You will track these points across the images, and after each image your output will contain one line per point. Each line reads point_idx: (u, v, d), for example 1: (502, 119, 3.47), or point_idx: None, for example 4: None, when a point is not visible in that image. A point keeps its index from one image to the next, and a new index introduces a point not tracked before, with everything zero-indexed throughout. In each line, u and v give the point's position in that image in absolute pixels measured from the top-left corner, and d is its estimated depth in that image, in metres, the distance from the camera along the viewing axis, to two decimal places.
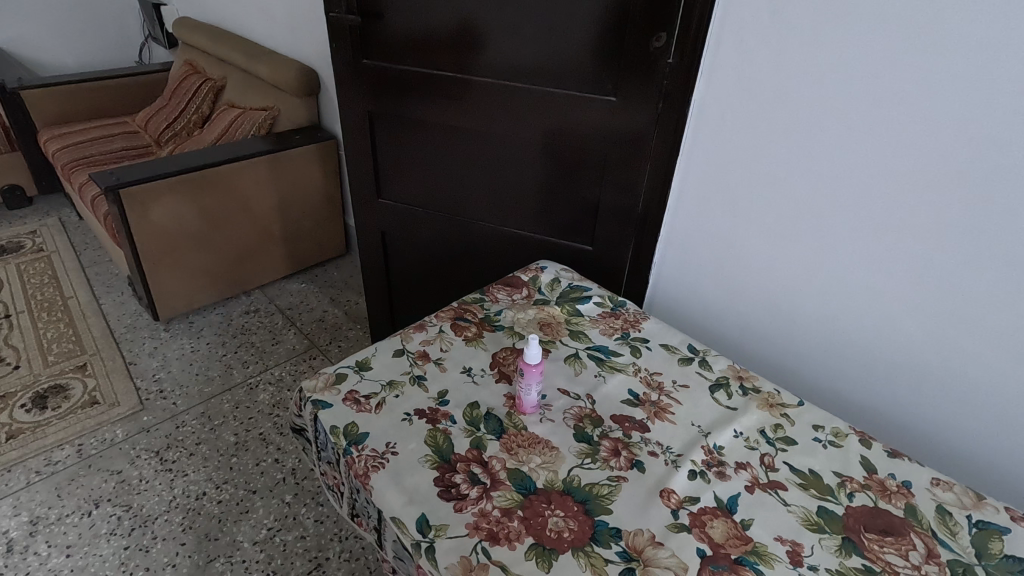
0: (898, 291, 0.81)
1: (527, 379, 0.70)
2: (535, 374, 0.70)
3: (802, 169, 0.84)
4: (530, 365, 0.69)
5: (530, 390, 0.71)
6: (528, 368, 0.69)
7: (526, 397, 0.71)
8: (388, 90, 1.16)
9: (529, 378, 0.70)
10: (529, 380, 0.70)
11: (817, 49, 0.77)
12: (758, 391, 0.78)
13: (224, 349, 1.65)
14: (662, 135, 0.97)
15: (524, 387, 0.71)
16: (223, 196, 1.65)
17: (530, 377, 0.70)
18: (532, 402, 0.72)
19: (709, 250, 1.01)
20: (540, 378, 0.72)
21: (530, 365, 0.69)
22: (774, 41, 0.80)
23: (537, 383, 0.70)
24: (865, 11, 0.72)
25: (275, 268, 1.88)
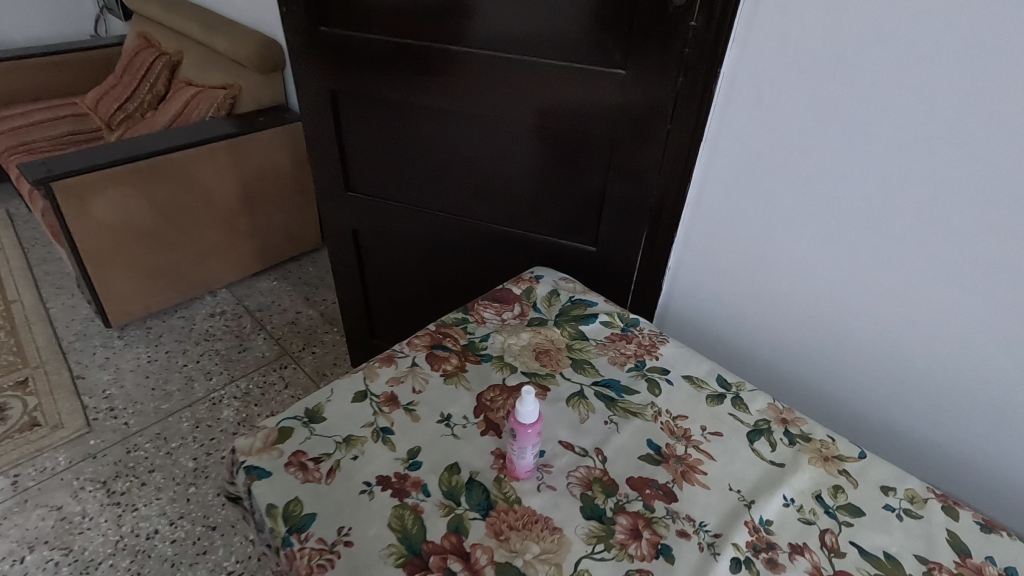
0: (980, 309, 0.65)
1: (521, 442, 0.54)
2: (530, 437, 0.54)
3: (864, 159, 0.67)
4: (525, 426, 0.54)
5: (524, 454, 0.55)
6: (522, 429, 0.54)
7: (519, 461, 0.56)
8: (352, 65, 0.97)
9: (523, 441, 0.54)
10: (523, 444, 0.54)
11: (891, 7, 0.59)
12: (809, 440, 0.62)
13: (185, 358, 1.49)
14: (683, 116, 0.79)
15: (517, 450, 0.55)
16: (178, 187, 1.46)
17: (524, 439, 0.54)
18: (527, 468, 0.56)
19: (737, 252, 0.85)
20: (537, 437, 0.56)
21: (524, 425, 0.54)
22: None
23: (533, 446, 0.55)
24: None
25: (243, 265, 1.70)
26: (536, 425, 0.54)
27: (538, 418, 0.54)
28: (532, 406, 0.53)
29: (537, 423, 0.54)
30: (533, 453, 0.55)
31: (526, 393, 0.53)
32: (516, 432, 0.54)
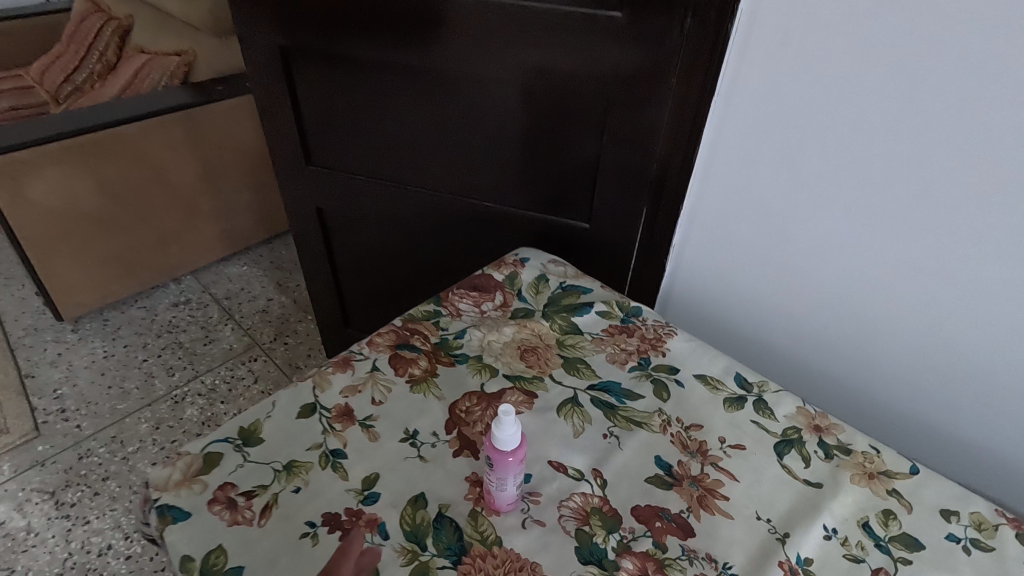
0: None
1: (499, 472, 0.44)
2: (511, 466, 0.43)
3: (918, 114, 0.54)
4: (503, 454, 0.43)
5: (505, 486, 0.45)
6: (500, 457, 0.43)
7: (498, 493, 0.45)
8: (300, 16, 0.83)
9: (503, 472, 0.44)
10: (502, 475, 0.44)
11: None
12: (849, 453, 0.52)
13: (145, 353, 1.37)
14: (690, 68, 0.65)
15: (496, 481, 0.45)
16: (127, 165, 1.32)
17: (503, 469, 0.44)
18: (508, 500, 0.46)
19: (753, 228, 0.72)
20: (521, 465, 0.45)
21: (503, 452, 0.43)
22: None
23: (515, 476, 0.44)
24: None
25: (208, 250, 1.56)
26: (517, 452, 0.44)
27: (519, 444, 0.43)
28: (513, 430, 0.43)
29: (518, 450, 0.44)
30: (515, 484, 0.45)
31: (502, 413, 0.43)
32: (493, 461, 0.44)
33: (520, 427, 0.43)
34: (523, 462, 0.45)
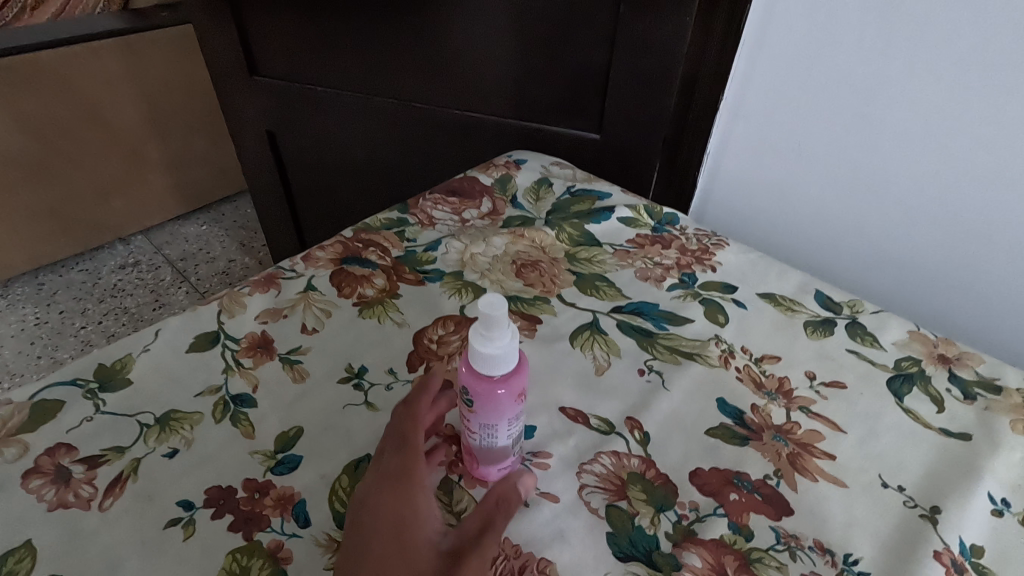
0: None
1: (484, 413, 0.27)
2: (502, 405, 0.27)
3: None
4: (490, 384, 0.27)
5: (495, 435, 0.28)
6: (484, 388, 0.27)
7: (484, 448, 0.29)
8: None
9: (491, 411, 0.27)
10: (490, 417, 0.28)
11: None
12: (999, 391, 0.35)
13: (83, 319, 1.19)
14: None
15: (480, 428, 0.28)
16: (54, 100, 1.14)
17: (489, 407, 0.27)
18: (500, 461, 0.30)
19: (822, 115, 0.53)
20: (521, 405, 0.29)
21: (490, 380, 0.27)
22: None
23: (510, 419, 0.28)
24: None
25: (159, 205, 1.38)
26: (513, 382, 0.27)
27: (516, 368, 0.27)
28: (507, 344, 0.26)
29: (515, 377, 0.27)
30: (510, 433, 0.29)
31: (484, 307, 0.26)
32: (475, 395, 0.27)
33: (518, 341, 0.27)
34: (521, 399, 0.28)
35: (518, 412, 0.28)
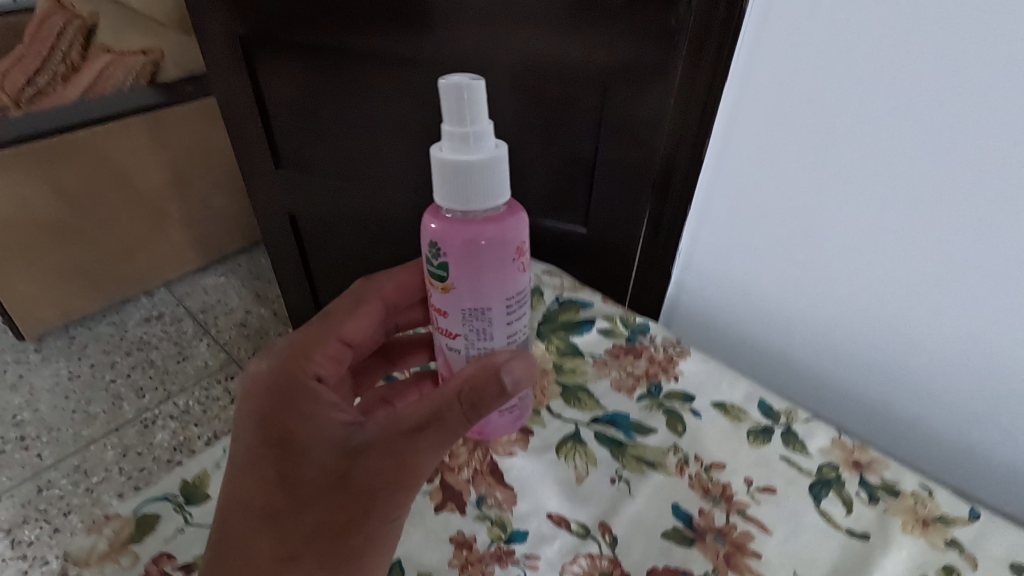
0: None
1: (472, 259, 0.38)
2: (463, 254, 0.38)
3: (963, 105, 0.46)
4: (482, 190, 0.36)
5: (493, 301, 0.40)
6: (455, 244, 0.38)
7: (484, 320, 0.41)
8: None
9: (482, 212, 0.37)
10: (480, 268, 0.38)
11: None
12: (897, 495, 0.44)
13: (112, 373, 1.28)
14: (699, 64, 0.58)
15: (472, 287, 0.39)
16: (88, 172, 1.23)
17: (459, 257, 0.38)
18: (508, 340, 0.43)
19: (770, 231, 0.62)
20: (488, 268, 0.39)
21: (473, 221, 0.37)
22: None
23: (506, 280, 0.39)
24: None
25: (181, 259, 1.48)
26: (480, 235, 0.37)
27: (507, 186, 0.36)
28: (483, 137, 0.35)
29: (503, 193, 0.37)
30: (509, 299, 0.41)
31: (446, 89, 0.34)
32: (463, 206, 0.36)
33: (487, 153, 0.35)
34: (485, 250, 0.38)
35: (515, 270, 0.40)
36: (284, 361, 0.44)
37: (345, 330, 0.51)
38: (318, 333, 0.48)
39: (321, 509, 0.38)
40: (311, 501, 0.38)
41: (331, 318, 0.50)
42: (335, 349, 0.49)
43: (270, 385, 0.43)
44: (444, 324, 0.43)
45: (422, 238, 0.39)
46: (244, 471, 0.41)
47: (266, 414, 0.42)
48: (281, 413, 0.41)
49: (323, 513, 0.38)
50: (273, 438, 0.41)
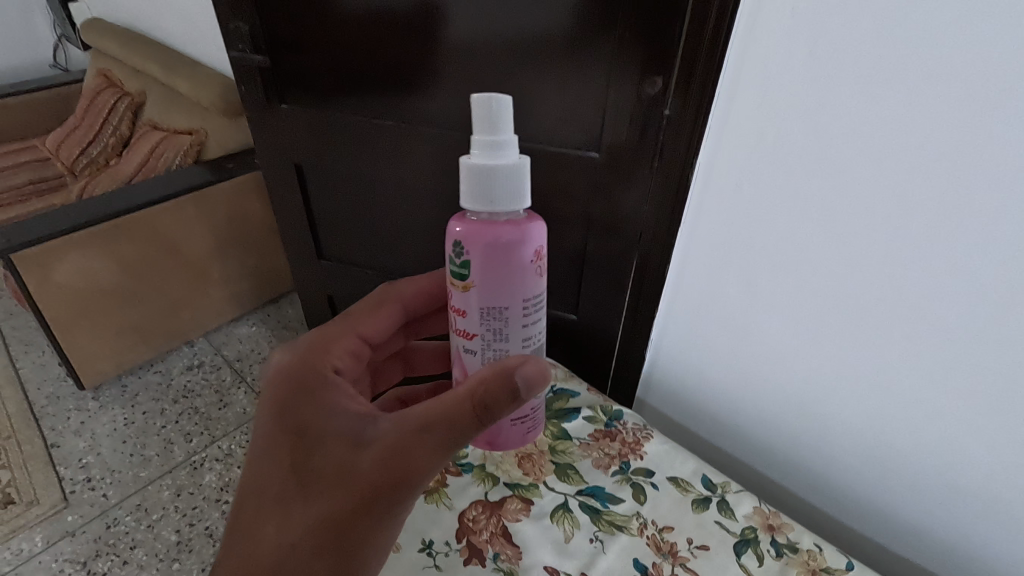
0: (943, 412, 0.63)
1: (490, 254, 0.49)
2: (478, 245, 0.49)
3: (843, 270, 0.64)
4: (506, 185, 0.47)
5: (509, 298, 0.51)
6: (472, 238, 0.49)
7: (500, 315, 0.52)
8: (306, 140, 1.03)
9: (508, 206, 0.48)
10: (497, 263, 0.50)
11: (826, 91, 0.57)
12: (797, 551, 0.62)
13: (163, 419, 1.45)
14: (660, 211, 0.76)
15: (489, 283, 0.51)
16: (146, 244, 1.40)
17: (476, 245, 0.49)
18: (520, 341, 0.54)
19: (715, 336, 0.80)
20: (498, 262, 0.50)
21: (495, 221, 0.49)
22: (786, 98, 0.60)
23: (522, 276, 0.51)
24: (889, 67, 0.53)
25: (220, 313, 1.66)
26: (493, 232, 0.49)
27: (529, 188, 0.48)
28: (505, 142, 0.47)
29: (526, 191, 0.48)
30: (524, 300, 0.52)
31: (477, 104, 0.46)
32: (489, 202, 0.48)
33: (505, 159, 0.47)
34: (497, 241, 0.49)
35: (531, 272, 0.51)
36: (310, 356, 0.60)
37: (363, 327, 0.68)
38: (340, 331, 0.65)
39: (330, 478, 0.50)
40: (324, 472, 0.50)
41: (354, 319, 0.68)
42: (353, 345, 0.66)
43: (298, 373, 0.58)
44: (466, 323, 0.54)
45: (449, 241, 0.51)
46: (276, 438, 0.54)
47: (291, 395, 0.56)
48: (307, 397, 0.56)
49: (332, 483, 0.50)
50: (299, 416, 0.54)
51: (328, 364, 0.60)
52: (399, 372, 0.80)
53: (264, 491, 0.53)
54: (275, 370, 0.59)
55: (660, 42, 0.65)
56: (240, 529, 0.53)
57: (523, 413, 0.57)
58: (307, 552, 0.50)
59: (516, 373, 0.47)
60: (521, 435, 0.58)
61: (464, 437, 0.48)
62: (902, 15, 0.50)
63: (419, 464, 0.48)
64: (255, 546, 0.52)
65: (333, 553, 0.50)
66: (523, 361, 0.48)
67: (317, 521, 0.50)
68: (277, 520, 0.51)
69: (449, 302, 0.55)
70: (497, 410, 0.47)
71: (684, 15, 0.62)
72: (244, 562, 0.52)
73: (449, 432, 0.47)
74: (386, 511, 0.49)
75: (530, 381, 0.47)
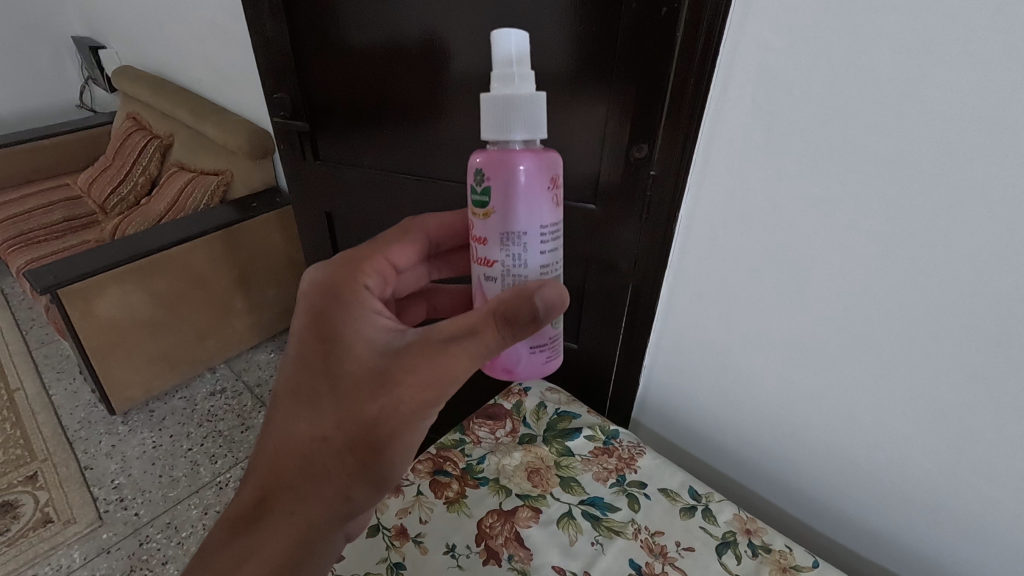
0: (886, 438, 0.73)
1: (510, 179, 0.51)
2: (498, 173, 0.51)
3: (799, 313, 0.74)
4: (523, 114, 0.49)
5: (528, 224, 0.53)
6: (491, 167, 0.52)
7: (520, 241, 0.53)
8: (335, 191, 1.21)
9: (523, 133, 0.50)
10: (517, 189, 0.51)
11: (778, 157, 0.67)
12: (770, 551, 0.71)
13: (189, 442, 1.54)
14: (649, 254, 0.87)
15: (508, 209, 0.52)
16: (177, 278, 1.51)
17: (495, 173, 0.52)
18: (539, 268, 0.55)
19: (699, 364, 0.90)
20: (517, 187, 0.52)
21: (514, 149, 0.52)
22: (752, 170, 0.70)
23: (539, 202, 0.52)
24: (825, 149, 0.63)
25: (242, 341, 1.77)
26: (513, 159, 0.51)
27: (546, 119, 0.51)
28: (523, 74, 0.49)
29: (542, 122, 0.51)
30: (543, 227, 0.53)
31: (497, 40, 0.48)
32: (507, 131, 0.50)
33: (523, 88, 0.49)
34: (515, 169, 0.51)
35: (549, 200, 0.53)
36: (341, 272, 0.63)
37: (391, 253, 0.70)
38: (369, 253, 0.67)
39: (362, 382, 0.54)
40: (356, 377, 0.54)
41: (381, 244, 0.70)
42: (381, 267, 0.67)
43: (329, 286, 0.61)
44: (486, 251, 0.55)
45: (470, 171, 0.54)
46: (305, 351, 0.58)
47: (323, 306, 0.59)
48: (338, 307, 0.59)
49: (364, 385, 0.53)
50: (330, 325, 0.58)
51: (359, 281, 0.63)
52: (422, 313, 0.81)
53: (296, 390, 0.57)
54: (306, 285, 0.62)
55: (644, 116, 0.77)
56: (274, 425, 0.57)
57: (542, 341, 0.60)
58: (333, 448, 0.54)
59: (538, 296, 0.52)
60: (538, 364, 0.62)
61: (494, 346, 0.53)
62: (832, 116, 0.61)
63: (447, 373, 0.52)
64: (286, 439, 0.56)
65: (364, 448, 0.54)
66: (544, 286, 0.53)
67: (344, 423, 0.54)
68: (306, 417, 0.55)
69: (470, 235, 0.57)
70: (520, 331, 0.52)
71: (664, 95, 0.74)
72: (279, 453, 0.56)
73: (477, 342, 0.52)
74: (413, 412, 0.53)
75: (550, 303, 0.52)
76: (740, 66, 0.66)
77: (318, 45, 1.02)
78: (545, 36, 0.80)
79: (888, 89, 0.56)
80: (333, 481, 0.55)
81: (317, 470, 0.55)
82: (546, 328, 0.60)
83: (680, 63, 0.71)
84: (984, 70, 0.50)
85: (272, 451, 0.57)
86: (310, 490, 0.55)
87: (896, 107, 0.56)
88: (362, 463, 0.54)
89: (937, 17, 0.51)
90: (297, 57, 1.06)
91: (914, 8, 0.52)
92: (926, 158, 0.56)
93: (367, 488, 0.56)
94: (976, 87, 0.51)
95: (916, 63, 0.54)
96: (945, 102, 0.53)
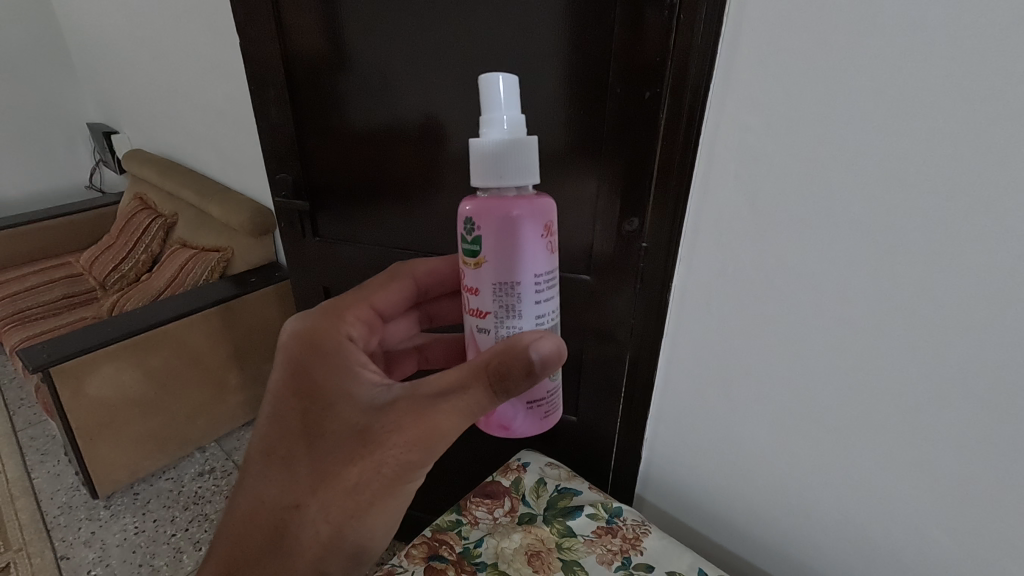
0: (899, 514, 0.70)
1: (502, 228, 0.52)
2: (489, 219, 0.52)
3: (798, 382, 0.73)
4: (513, 161, 0.51)
5: (521, 274, 0.53)
6: (481, 213, 0.53)
7: (514, 291, 0.53)
8: (333, 266, 1.23)
9: (513, 180, 0.51)
10: (508, 236, 0.52)
11: (765, 229, 0.69)
12: None
13: (173, 527, 1.47)
14: (645, 322, 0.88)
15: (500, 258, 0.53)
16: (173, 354, 1.50)
17: (485, 218, 0.52)
18: (534, 318, 0.55)
19: (701, 435, 0.88)
20: (508, 234, 0.52)
21: (504, 197, 0.53)
22: (743, 240, 0.71)
23: (531, 251, 0.53)
24: (812, 221, 0.65)
25: (234, 417, 1.73)
26: (503, 205, 0.52)
27: (537, 165, 0.52)
28: (513, 120, 0.51)
29: (533, 169, 0.52)
30: (536, 276, 0.54)
31: (484, 88, 0.50)
32: (498, 177, 0.51)
33: (509, 132, 0.51)
34: (506, 215, 0.52)
35: (543, 247, 0.54)
36: (323, 322, 0.62)
37: (376, 299, 0.70)
38: (354, 301, 0.67)
39: (343, 442, 0.52)
40: (336, 438, 0.53)
41: (365, 292, 0.70)
42: (365, 314, 0.67)
43: (310, 338, 0.60)
44: (479, 302, 0.55)
45: (461, 220, 0.54)
46: (283, 410, 0.57)
47: (305, 360, 0.59)
48: (320, 362, 0.58)
49: (344, 446, 0.52)
50: (312, 381, 0.57)
51: (342, 330, 0.62)
52: (413, 365, 0.79)
53: (272, 451, 0.56)
54: (287, 334, 0.61)
55: (632, 192, 0.80)
56: (249, 488, 0.57)
57: (538, 396, 0.59)
58: (308, 515, 0.53)
59: (533, 348, 0.50)
60: (534, 420, 0.60)
61: (485, 404, 0.51)
62: (815, 190, 0.63)
63: (434, 432, 0.51)
64: (262, 505, 0.55)
65: (342, 515, 0.52)
66: (541, 337, 0.51)
67: (320, 487, 0.52)
68: (282, 481, 0.54)
69: (462, 285, 0.57)
70: (512, 385, 0.50)
71: (652, 171, 0.77)
72: (254, 519, 0.55)
73: (465, 398, 0.51)
74: (397, 473, 0.52)
75: (545, 357, 0.50)
76: (721, 144, 0.70)
77: (320, 130, 1.07)
78: (535, 118, 0.84)
79: (864, 165, 0.59)
80: (305, 553, 0.53)
81: (290, 539, 0.53)
82: (544, 382, 0.59)
83: (666, 142, 0.75)
84: (951, 143, 0.53)
85: (244, 517, 0.56)
86: (280, 563, 0.53)
87: (874, 181, 0.59)
88: (340, 529, 0.53)
89: (901, 98, 0.55)
90: (301, 141, 1.11)
91: (880, 88, 0.56)
92: (910, 230, 0.58)
93: (345, 557, 0.54)
94: (950, 162, 0.54)
95: (888, 140, 0.56)
96: (920, 178, 0.56)
